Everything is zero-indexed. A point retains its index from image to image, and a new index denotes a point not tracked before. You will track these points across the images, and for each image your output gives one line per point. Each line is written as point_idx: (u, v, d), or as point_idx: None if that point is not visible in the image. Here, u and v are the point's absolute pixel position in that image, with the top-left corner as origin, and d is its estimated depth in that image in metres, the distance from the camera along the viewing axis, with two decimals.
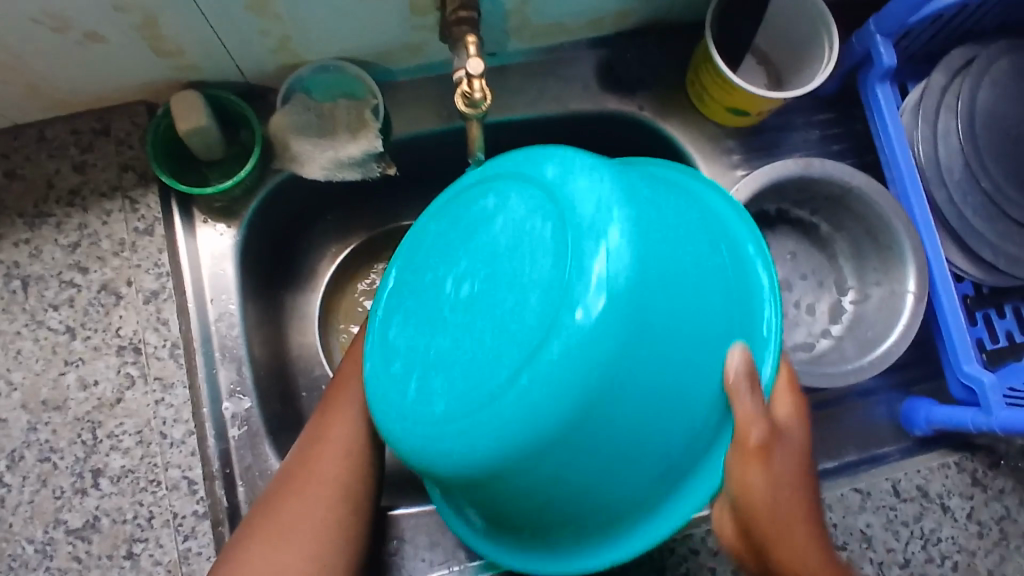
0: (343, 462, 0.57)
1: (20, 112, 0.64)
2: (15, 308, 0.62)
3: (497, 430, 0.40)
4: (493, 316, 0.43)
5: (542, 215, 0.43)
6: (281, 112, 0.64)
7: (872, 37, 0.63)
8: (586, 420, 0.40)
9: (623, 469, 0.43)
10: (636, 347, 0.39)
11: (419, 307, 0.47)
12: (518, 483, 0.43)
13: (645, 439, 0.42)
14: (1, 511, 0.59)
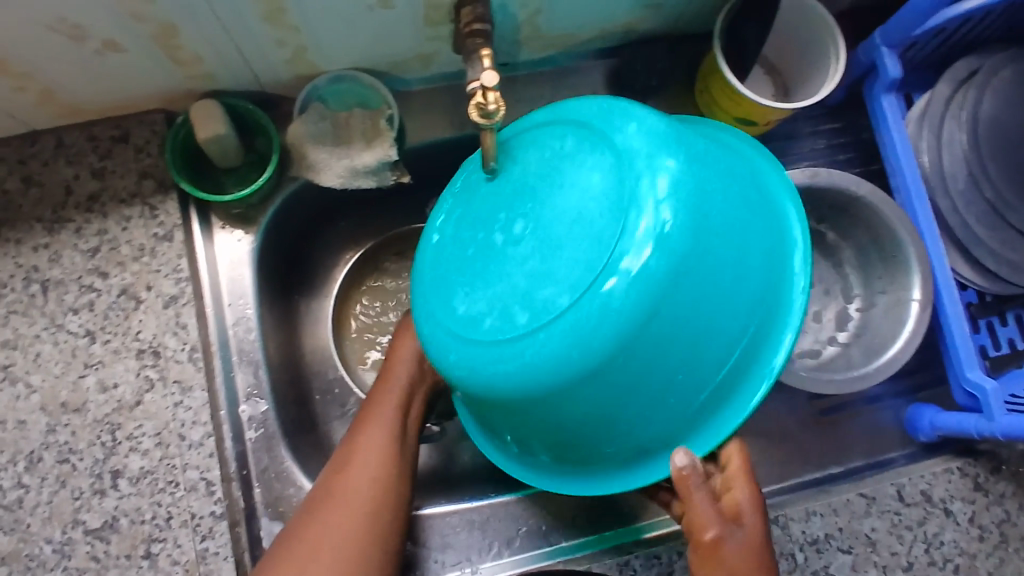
0: (371, 489, 0.58)
1: (39, 120, 0.65)
2: (35, 312, 0.63)
3: (544, 363, 0.43)
4: (540, 255, 0.45)
5: (596, 167, 0.45)
6: (298, 121, 0.65)
7: (877, 49, 0.64)
8: (637, 337, 0.43)
9: (651, 402, 0.46)
10: (675, 294, 0.42)
11: (468, 239, 0.49)
12: (557, 408, 0.46)
13: (675, 377, 0.46)
14: (20, 512, 0.60)
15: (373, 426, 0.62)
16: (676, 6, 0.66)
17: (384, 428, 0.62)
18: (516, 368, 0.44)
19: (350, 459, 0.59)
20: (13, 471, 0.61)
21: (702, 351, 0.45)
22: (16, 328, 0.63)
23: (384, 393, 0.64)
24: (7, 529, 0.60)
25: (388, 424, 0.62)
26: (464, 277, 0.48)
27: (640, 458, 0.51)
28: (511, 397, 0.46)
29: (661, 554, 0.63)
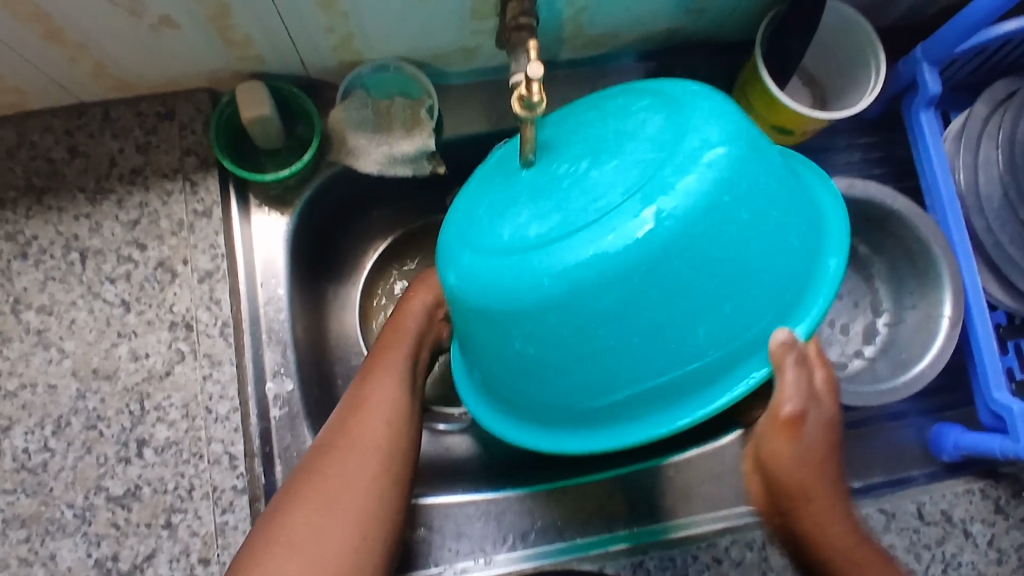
0: (385, 429, 0.59)
1: (88, 92, 0.66)
2: (72, 279, 0.64)
3: (565, 275, 0.42)
4: (577, 180, 0.44)
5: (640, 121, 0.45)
6: (340, 107, 0.66)
7: (918, 64, 0.64)
8: (661, 268, 0.41)
9: (674, 346, 0.44)
10: (712, 227, 0.42)
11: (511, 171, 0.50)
12: (550, 340, 0.45)
13: (671, 340, 0.44)
14: (44, 476, 0.61)
15: (384, 371, 0.63)
16: (718, 12, 0.66)
17: (397, 374, 0.63)
18: (520, 281, 0.43)
19: (365, 404, 0.60)
20: (40, 434, 0.62)
21: (711, 322, 0.44)
22: (52, 294, 0.64)
23: (396, 339, 0.67)
24: (30, 491, 0.61)
25: (400, 369, 0.64)
26: (496, 202, 0.48)
27: (624, 418, 0.49)
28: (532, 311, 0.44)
29: (676, 556, 0.64)
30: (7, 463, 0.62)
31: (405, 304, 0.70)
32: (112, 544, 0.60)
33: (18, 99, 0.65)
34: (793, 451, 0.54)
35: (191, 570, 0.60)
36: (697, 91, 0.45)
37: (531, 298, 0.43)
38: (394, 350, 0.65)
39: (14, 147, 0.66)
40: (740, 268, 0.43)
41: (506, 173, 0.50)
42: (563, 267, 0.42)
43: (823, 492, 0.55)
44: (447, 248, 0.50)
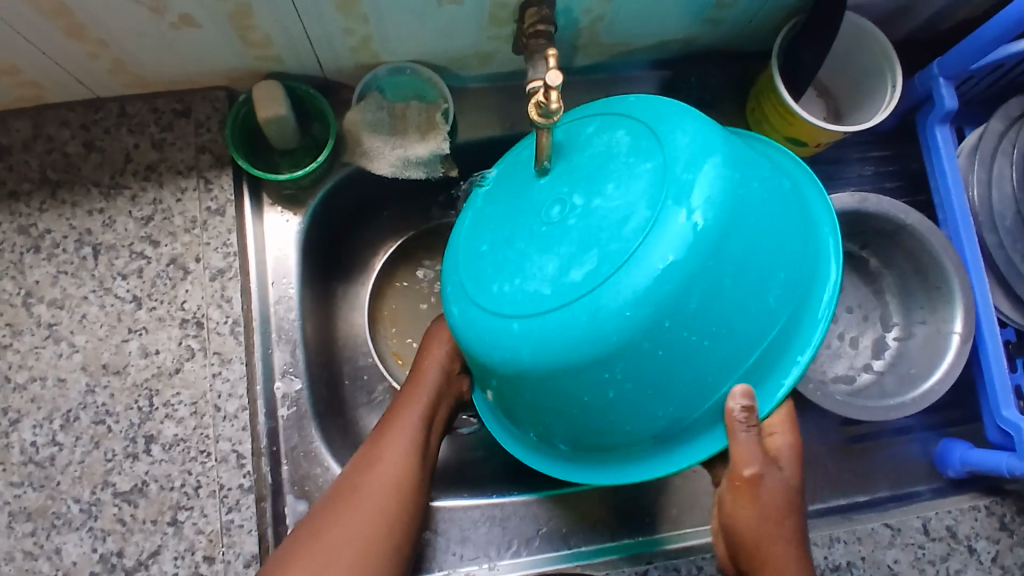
0: (389, 495, 0.58)
1: (105, 88, 0.66)
2: (84, 273, 0.64)
3: (604, 319, 0.42)
4: (589, 218, 0.45)
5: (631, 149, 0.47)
6: (356, 108, 0.66)
7: (935, 79, 0.64)
8: (692, 293, 0.42)
9: (712, 366, 0.45)
10: (731, 238, 0.43)
11: (499, 220, 0.50)
12: (592, 389, 0.45)
13: (719, 353, 0.45)
14: (51, 470, 0.61)
15: (399, 429, 0.61)
16: (735, 23, 0.67)
17: (410, 434, 0.61)
18: (569, 333, 0.43)
19: (376, 464, 0.59)
20: (48, 428, 0.62)
21: (743, 334, 0.45)
22: (64, 288, 0.64)
23: (412, 395, 0.64)
24: (37, 485, 0.61)
25: (416, 429, 0.62)
26: (509, 251, 0.48)
27: (684, 438, 0.49)
28: (574, 362, 0.44)
29: (680, 567, 0.63)
30: (15, 455, 0.62)
31: (422, 360, 0.66)
32: (117, 540, 0.60)
33: (34, 93, 0.65)
34: (754, 512, 0.50)
35: (195, 568, 0.60)
36: (670, 113, 0.47)
37: (584, 349, 0.43)
38: (409, 404, 0.63)
39: (29, 140, 0.66)
40: (762, 276, 0.45)
41: (499, 218, 0.51)
42: (609, 309, 0.42)
43: (790, 557, 0.50)
44: (460, 320, 0.49)
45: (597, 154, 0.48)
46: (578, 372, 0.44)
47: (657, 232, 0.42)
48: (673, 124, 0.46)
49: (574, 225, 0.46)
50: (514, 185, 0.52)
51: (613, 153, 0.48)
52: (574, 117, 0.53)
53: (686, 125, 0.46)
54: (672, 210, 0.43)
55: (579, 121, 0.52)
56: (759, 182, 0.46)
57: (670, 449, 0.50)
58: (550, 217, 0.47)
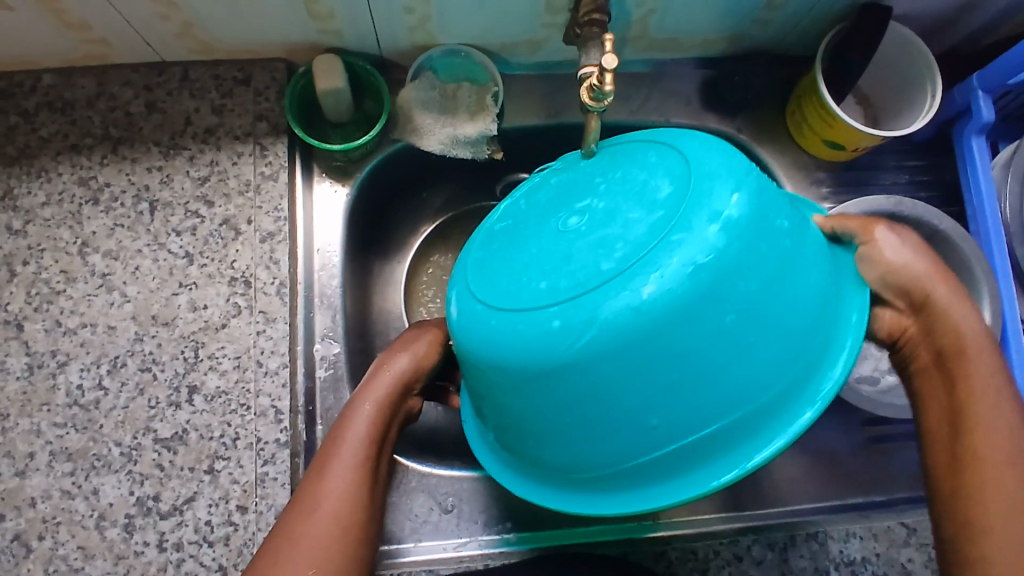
0: (338, 507, 0.51)
1: (171, 52, 0.69)
2: (140, 228, 0.67)
3: (663, 290, 0.41)
4: (621, 213, 0.45)
5: (639, 157, 0.49)
6: (410, 86, 0.69)
7: (973, 92, 0.67)
8: (741, 255, 0.42)
9: (765, 340, 0.44)
10: (764, 206, 0.44)
11: (513, 254, 0.49)
12: (652, 370, 0.42)
13: (789, 289, 0.44)
14: (95, 412, 0.63)
15: (348, 436, 0.54)
16: (782, 25, 0.69)
17: (360, 439, 0.54)
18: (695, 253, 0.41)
19: (320, 484, 0.52)
20: (95, 372, 0.64)
21: (789, 304, 0.44)
22: (120, 241, 0.67)
23: (355, 420, 0.55)
24: (81, 427, 0.63)
25: (368, 431, 0.55)
26: (539, 260, 0.46)
27: (749, 432, 0.45)
28: (635, 339, 0.41)
29: (698, 550, 0.65)
30: (61, 397, 0.64)
31: (381, 368, 0.58)
32: (154, 484, 0.62)
33: (104, 52, 0.68)
34: (901, 262, 0.51)
35: (229, 516, 0.62)
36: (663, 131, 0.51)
37: (710, 262, 0.41)
38: (358, 406, 0.56)
39: (94, 97, 0.69)
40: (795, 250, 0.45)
41: (512, 242, 0.50)
42: (667, 278, 0.41)
43: (950, 284, 0.51)
44: (588, 327, 0.42)
45: (564, 183, 0.52)
46: (638, 352, 0.42)
47: (702, 159, 0.45)
48: (671, 133, 0.49)
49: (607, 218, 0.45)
50: (516, 217, 0.52)
51: (624, 170, 0.49)
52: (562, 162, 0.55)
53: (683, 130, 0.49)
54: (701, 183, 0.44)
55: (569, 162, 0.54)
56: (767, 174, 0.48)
57: (831, 338, 0.47)
58: (571, 223, 0.47)
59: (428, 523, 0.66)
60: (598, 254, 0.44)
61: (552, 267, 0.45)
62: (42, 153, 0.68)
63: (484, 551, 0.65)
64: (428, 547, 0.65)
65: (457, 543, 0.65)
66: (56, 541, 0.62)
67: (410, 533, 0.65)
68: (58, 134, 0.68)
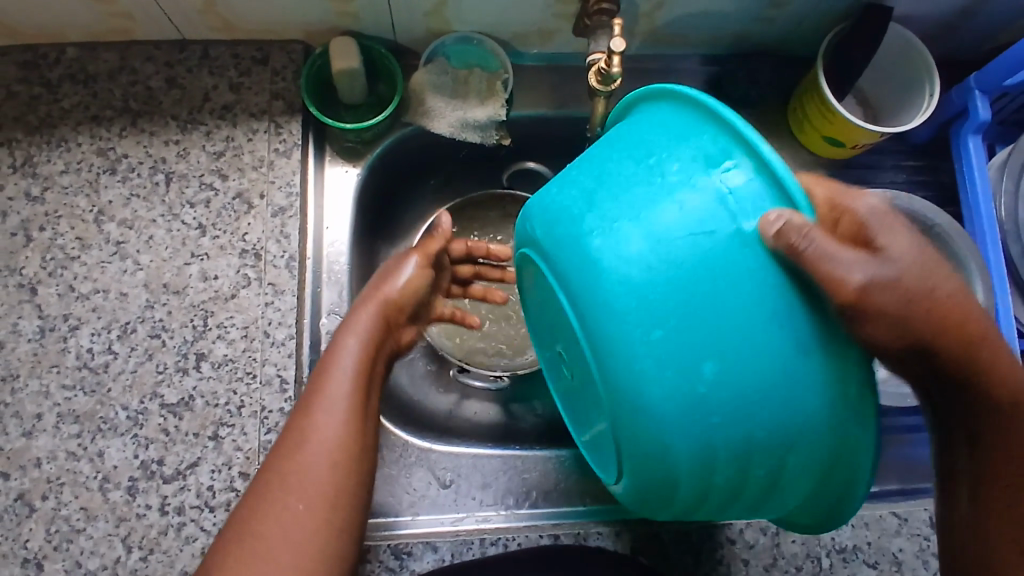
0: (342, 428, 0.50)
1: (193, 29, 0.71)
2: (155, 199, 0.68)
3: (635, 459, 0.43)
4: (577, 366, 0.47)
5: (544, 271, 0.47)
6: (423, 70, 0.71)
7: (970, 92, 0.69)
8: (638, 392, 0.40)
9: (746, 435, 0.40)
10: (641, 321, 0.39)
11: (564, 391, 0.56)
12: (695, 502, 0.45)
13: (745, 376, 0.38)
14: (104, 376, 0.65)
15: (337, 360, 0.53)
16: (786, 23, 0.71)
17: (351, 362, 0.53)
18: (636, 418, 0.41)
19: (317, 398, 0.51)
20: (106, 337, 0.65)
21: (724, 388, 0.39)
22: (135, 210, 0.68)
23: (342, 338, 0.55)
24: (89, 390, 0.64)
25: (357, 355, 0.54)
26: (576, 402, 0.54)
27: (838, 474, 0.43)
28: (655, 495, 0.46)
29: (691, 533, 0.66)
30: (71, 360, 0.65)
31: (372, 291, 0.59)
32: (158, 448, 0.63)
33: (128, 26, 0.70)
34: (896, 273, 0.39)
35: (230, 482, 0.63)
36: (563, 189, 0.45)
37: (654, 412, 0.40)
38: (343, 339, 0.55)
39: (116, 72, 0.71)
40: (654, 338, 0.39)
41: (550, 356, 0.56)
42: (628, 440, 0.43)
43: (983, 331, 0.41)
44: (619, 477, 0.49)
45: (524, 280, 0.54)
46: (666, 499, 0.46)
47: (580, 276, 0.42)
48: (556, 215, 0.45)
49: (576, 367, 0.48)
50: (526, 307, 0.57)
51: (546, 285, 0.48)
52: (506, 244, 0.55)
53: (575, 195, 0.45)
54: (594, 317, 0.41)
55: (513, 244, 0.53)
56: (641, 216, 0.40)
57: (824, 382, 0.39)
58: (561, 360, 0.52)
59: (426, 498, 0.67)
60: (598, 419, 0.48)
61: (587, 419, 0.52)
62: (62, 123, 0.70)
63: (480, 526, 0.65)
64: (426, 521, 0.66)
65: (455, 518, 0.66)
66: (59, 502, 0.62)
67: (407, 507, 0.66)
68: (80, 105, 0.70)
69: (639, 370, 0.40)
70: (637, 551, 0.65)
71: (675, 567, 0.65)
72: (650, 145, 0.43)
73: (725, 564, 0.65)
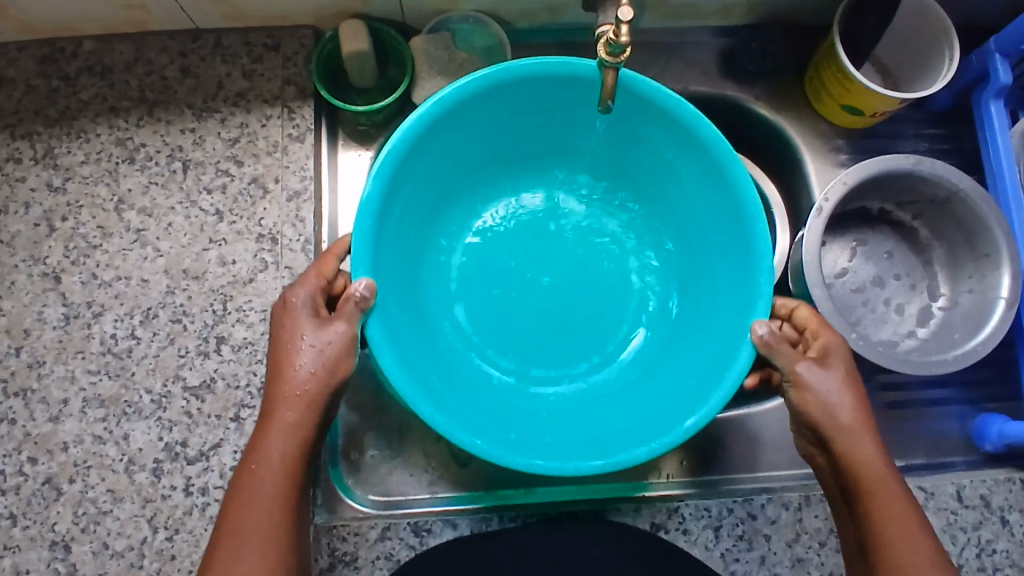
0: (260, 540, 0.47)
1: (204, 18, 0.71)
2: (173, 186, 0.69)
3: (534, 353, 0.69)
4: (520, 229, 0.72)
5: (486, 186, 0.72)
6: (424, 39, 0.71)
7: (991, 56, 0.68)
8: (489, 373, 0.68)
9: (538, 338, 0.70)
10: (503, 269, 0.71)
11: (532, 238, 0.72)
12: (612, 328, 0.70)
13: (524, 332, 0.70)
14: (127, 360, 0.66)
15: (264, 458, 0.50)
16: None
17: (272, 483, 0.49)
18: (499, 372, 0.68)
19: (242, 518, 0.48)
20: (129, 322, 0.67)
21: (510, 323, 0.70)
22: (154, 198, 0.69)
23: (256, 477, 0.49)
24: (113, 374, 0.66)
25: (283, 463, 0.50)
26: (537, 234, 0.72)
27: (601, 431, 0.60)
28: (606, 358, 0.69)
29: (712, 508, 0.65)
30: (96, 345, 0.66)
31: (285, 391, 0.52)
32: (182, 431, 0.65)
33: (140, 17, 0.71)
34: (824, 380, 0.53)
35: None
36: (439, 145, 0.62)
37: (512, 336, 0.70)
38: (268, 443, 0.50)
39: (131, 63, 0.72)
40: (489, 265, 0.71)
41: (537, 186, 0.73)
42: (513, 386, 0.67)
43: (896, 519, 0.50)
44: (608, 268, 0.72)
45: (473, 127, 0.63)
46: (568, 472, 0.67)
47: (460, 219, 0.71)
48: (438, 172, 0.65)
49: (534, 235, 0.72)
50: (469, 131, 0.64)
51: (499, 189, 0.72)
52: (459, 123, 0.61)
53: (438, 143, 0.62)
54: (497, 234, 0.72)
55: (455, 129, 0.62)
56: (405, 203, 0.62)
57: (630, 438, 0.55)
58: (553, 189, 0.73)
59: (445, 477, 0.67)
60: (557, 302, 0.70)
61: (547, 290, 0.71)
62: (82, 115, 0.71)
63: (500, 504, 0.66)
64: (445, 498, 0.67)
65: (475, 496, 0.67)
66: (85, 485, 0.64)
67: (427, 485, 0.67)
68: (98, 97, 0.71)
69: (496, 314, 0.70)
70: (656, 527, 0.65)
71: (696, 543, 0.65)
72: (424, 149, 0.61)
73: (746, 539, 0.65)
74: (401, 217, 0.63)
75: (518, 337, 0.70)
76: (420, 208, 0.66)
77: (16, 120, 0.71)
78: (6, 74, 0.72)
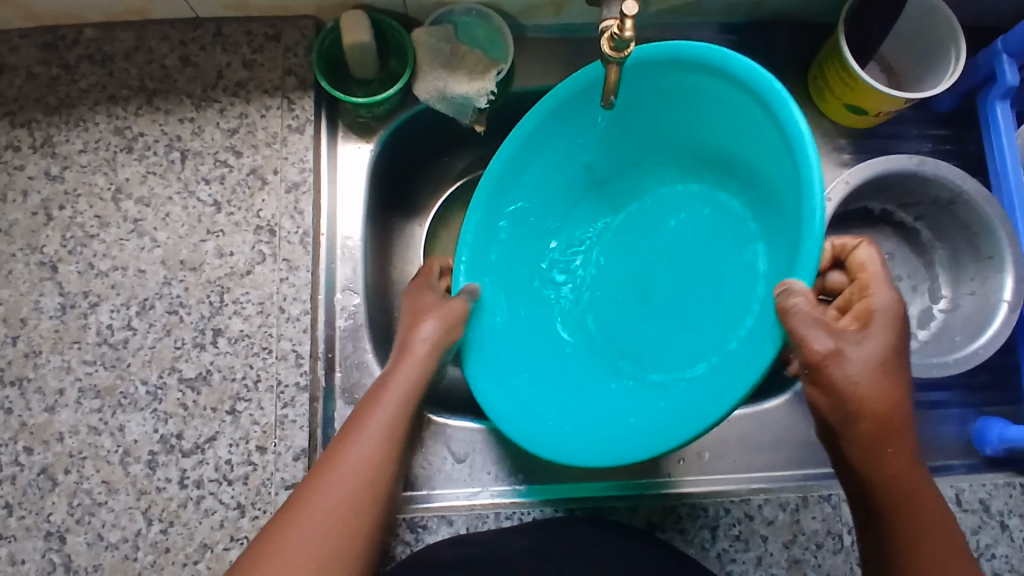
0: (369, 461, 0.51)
1: (205, 7, 0.71)
2: (171, 176, 0.69)
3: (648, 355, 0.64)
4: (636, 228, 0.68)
5: (605, 191, 0.69)
6: (426, 31, 0.70)
7: (997, 57, 0.67)
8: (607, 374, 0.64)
9: (661, 342, 0.63)
10: (622, 273, 0.68)
11: (646, 234, 0.67)
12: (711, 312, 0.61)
13: (639, 335, 0.65)
14: (123, 351, 0.66)
15: (366, 433, 0.52)
16: None
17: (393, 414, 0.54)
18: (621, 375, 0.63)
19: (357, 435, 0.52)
20: (125, 313, 0.66)
21: (627, 330, 0.66)
22: (152, 188, 0.69)
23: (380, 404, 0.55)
24: (109, 365, 0.65)
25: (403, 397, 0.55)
26: (652, 231, 0.67)
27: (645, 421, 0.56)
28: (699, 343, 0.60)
29: (708, 508, 0.65)
30: (91, 336, 0.66)
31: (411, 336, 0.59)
32: (178, 422, 0.64)
33: (141, 6, 0.70)
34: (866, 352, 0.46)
35: (248, 455, 0.63)
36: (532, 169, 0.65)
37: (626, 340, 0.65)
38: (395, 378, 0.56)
39: (131, 51, 0.71)
40: (614, 272, 0.68)
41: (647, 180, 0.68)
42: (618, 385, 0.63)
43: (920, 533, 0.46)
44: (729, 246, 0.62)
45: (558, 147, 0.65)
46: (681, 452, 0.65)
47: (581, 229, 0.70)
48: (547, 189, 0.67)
49: (649, 232, 0.67)
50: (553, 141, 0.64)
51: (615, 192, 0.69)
52: (540, 142, 0.64)
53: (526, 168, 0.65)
54: (618, 238, 0.69)
55: (538, 153, 0.64)
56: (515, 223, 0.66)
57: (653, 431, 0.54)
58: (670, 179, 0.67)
59: (440, 472, 0.67)
60: (673, 299, 0.64)
61: (660, 286, 0.65)
62: (80, 103, 0.70)
63: (495, 501, 0.66)
64: (441, 494, 0.66)
65: (470, 493, 0.67)
66: (80, 475, 0.64)
67: (422, 481, 0.66)
68: (97, 85, 0.71)
69: (619, 320, 0.67)
70: (653, 527, 0.65)
71: (692, 543, 0.64)
72: (518, 174, 0.64)
73: (743, 539, 0.64)
74: (511, 236, 0.67)
75: (636, 342, 0.65)
76: (535, 223, 0.68)
77: (15, 108, 0.70)
78: (6, 62, 0.72)
